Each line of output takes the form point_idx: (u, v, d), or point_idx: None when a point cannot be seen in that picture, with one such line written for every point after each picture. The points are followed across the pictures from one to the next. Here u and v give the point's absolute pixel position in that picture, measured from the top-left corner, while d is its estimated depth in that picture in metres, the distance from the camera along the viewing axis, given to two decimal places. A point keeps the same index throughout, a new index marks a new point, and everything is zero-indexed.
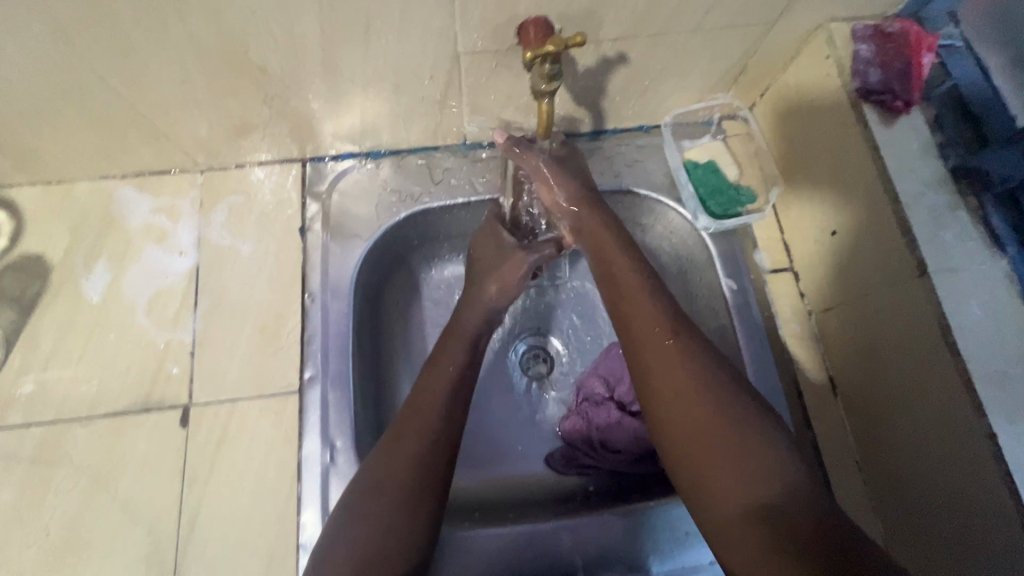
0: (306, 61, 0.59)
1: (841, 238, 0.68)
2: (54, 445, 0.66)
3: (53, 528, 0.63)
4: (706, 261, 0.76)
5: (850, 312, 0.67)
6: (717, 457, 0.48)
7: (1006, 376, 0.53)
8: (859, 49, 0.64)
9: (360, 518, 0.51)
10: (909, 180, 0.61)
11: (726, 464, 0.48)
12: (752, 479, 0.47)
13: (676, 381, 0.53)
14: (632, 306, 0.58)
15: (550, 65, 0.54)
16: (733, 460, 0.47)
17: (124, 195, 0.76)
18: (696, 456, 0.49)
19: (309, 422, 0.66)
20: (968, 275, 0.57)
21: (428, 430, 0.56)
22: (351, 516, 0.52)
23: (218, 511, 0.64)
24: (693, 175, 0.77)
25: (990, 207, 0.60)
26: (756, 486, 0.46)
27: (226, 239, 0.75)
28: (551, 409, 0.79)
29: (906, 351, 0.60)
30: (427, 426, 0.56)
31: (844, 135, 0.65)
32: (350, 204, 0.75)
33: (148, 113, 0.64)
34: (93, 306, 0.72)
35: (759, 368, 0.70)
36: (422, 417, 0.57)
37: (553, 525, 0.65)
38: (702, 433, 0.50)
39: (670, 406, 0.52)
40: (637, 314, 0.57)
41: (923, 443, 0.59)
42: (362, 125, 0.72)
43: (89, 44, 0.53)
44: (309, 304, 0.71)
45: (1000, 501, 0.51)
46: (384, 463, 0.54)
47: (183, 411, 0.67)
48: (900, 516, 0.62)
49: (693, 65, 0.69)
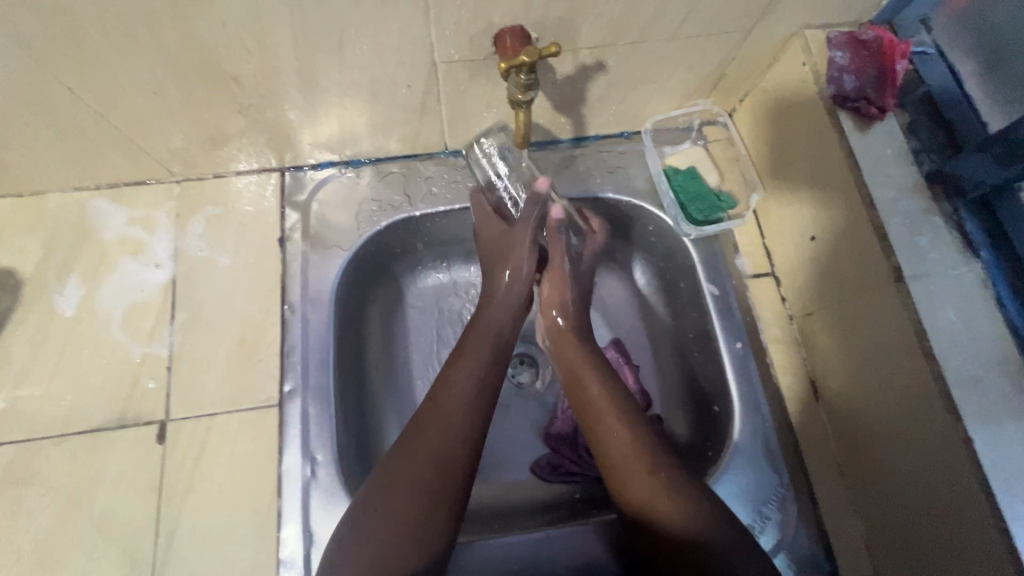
0: (280, 71, 0.59)
1: (820, 243, 0.68)
2: (25, 464, 0.64)
3: (25, 550, 0.61)
4: (688, 265, 0.76)
5: (830, 316, 0.68)
6: (645, 491, 0.54)
7: (981, 380, 0.53)
8: (835, 56, 0.64)
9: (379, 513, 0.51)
10: (885, 186, 0.61)
11: (657, 500, 0.53)
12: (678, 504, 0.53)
13: (611, 427, 0.58)
14: (574, 362, 0.63)
15: (525, 76, 0.54)
16: (663, 495, 0.53)
17: (98, 207, 0.75)
18: (631, 491, 0.55)
19: (290, 436, 0.65)
20: (944, 279, 0.57)
21: (450, 439, 0.55)
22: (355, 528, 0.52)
23: (197, 527, 0.63)
24: (674, 181, 0.77)
25: (963, 211, 0.60)
26: (686, 518, 0.52)
27: (203, 250, 0.74)
28: (537, 416, 0.78)
29: (885, 355, 0.60)
30: (449, 434, 0.55)
31: (821, 140, 0.66)
32: (330, 213, 0.74)
33: (120, 124, 0.63)
34: (67, 320, 0.70)
35: (741, 371, 0.70)
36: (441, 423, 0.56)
37: (536, 534, 0.64)
38: (634, 472, 0.55)
39: (610, 449, 0.57)
40: (578, 367, 0.63)
41: (901, 448, 0.59)
42: (341, 134, 0.71)
43: (55, 56, 0.52)
44: (288, 317, 0.70)
45: (976, 504, 0.51)
46: (395, 468, 0.53)
47: (160, 427, 0.66)
48: (881, 518, 0.63)
49: (671, 72, 0.69)
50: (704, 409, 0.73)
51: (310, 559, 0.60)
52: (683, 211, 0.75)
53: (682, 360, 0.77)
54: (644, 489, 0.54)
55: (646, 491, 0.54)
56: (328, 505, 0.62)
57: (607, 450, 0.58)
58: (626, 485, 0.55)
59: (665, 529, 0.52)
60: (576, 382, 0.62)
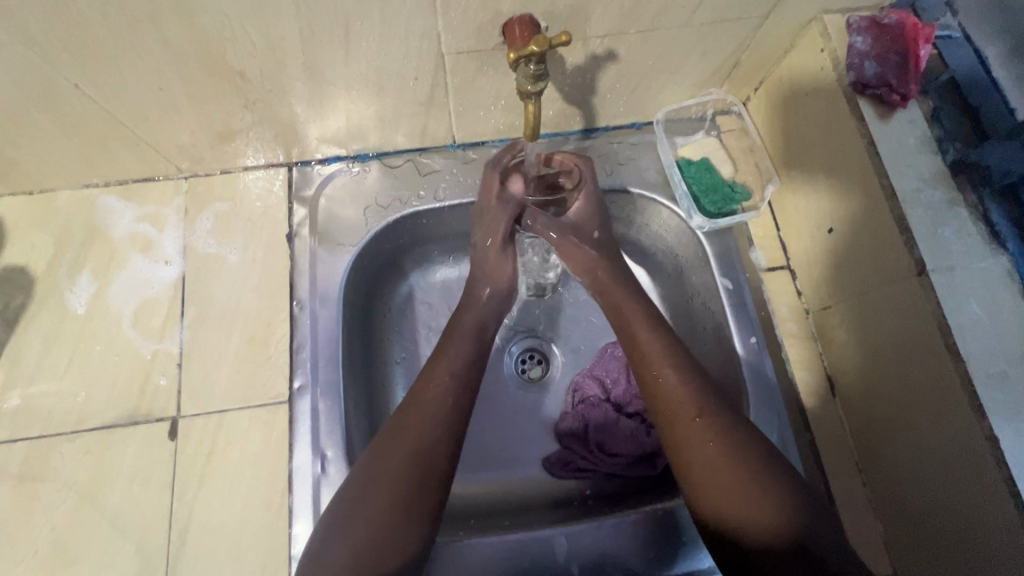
0: (286, 64, 0.58)
1: (838, 236, 0.67)
2: (39, 460, 0.65)
3: (41, 545, 0.62)
4: (701, 258, 0.75)
5: (849, 311, 0.66)
6: (721, 470, 0.52)
7: (1008, 377, 0.52)
8: (855, 41, 0.62)
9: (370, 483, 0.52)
10: (907, 176, 0.59)
11: (729, 478, 0.51)
12: (752, 496, 0.50)
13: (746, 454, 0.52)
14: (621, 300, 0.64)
15: (534, 66, 0.52)
16: (752, 500, 0.50)
17: (108, 204, 0.75)
18: (721, 502, 0.51)
19: (299, 432, 0.64)
20: (968, 273, 0.56)
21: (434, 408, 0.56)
22: (328, 541, 0.50)
23: (209, 522, 0.63)
24: (687, 173, 0.75)
25: (989, 202, 0.58)
26: (770, 522, 0.49)
27: (212, 246, 0.74)
28: (547, 412, 0.77)
29: (906, 350, 0.58)
30: (434, 405, 0.57)
31: (839, 129, 0.64)
32: (338, 209, 0.74)
33: (126, 121, 0.63)
34: (78, 317, 0.70)
35: (753, 362, 0.68)
36: (401, 458, 0.53)
37: (549, 529, 0.64)
38: (736, 485, 0.51)
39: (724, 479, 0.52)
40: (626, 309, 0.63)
41: (919, 444, 0.58)
42: (349, 128, 0.70)
43: (60, 52, 0.51)
44: (297, 312, 0.69)
45: (1001, 505, 0.50)
46: (392, 437, 0.55)
47: (172, 423, 0.66)
48: (902, 518, 0.61)
49: (684, 60, 0.67)
50: None
51: None
52: (696, 203, 0.74)
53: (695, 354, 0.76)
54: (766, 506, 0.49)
55: (745, 505, 0.50)
56: None
57: (724, 483, 0.51)
58: (736, 506, 0.50)
59: (758, 519, 0.49)
60: (674, 414, 0.56)
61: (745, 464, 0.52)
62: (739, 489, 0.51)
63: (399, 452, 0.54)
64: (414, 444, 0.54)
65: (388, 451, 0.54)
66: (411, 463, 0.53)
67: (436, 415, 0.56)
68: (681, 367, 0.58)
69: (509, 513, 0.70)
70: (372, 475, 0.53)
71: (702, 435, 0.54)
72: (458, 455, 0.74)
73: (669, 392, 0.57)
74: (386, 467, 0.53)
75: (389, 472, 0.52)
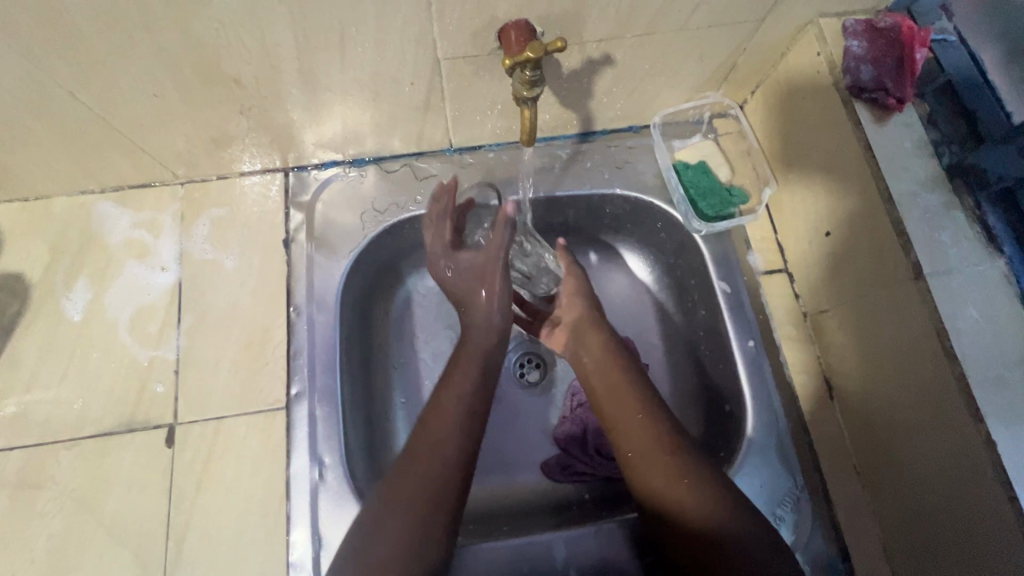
0: (281, 71, 0.57)
1: (835, 239, 0.67)
2: (36, 469, 0.64)
3: (39, 554, 0.62)
4: (698, 261, 0.74)
5: (846, 315, 0.66)
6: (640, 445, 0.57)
7: (1005, 380, 0.52)
8: (851, 45, 0.62)
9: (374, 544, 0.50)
10: (904, 180, 0.59)
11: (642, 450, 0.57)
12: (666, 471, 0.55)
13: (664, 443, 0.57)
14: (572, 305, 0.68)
15: (530, 71, 0.52)
16: (664, 474, 0.55)
17: (104, 210, 0.75)
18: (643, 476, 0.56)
19: (297, 439, 0.64)
20: (965, 277, 0.56)
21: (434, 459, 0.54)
22: None
23: (207, 529, 0.63)
24: (684, 176, 0.75)
25: (986, 205, 0.58)
26: (680, 492, 0.54)
27: (208, 252, 0.74)
28: (546, 416, 0.77)
29: (904, 353, 0.58)
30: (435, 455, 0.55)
31: (835, 133, 0.64)
32: (335, 214, 0.73)
33: (122, 128, 0.63)
34: (75, 324, 0.70)
35: (751, 366, 0.68)
36: (398, 508, 0.52)
37: (548, 535, 0.64)
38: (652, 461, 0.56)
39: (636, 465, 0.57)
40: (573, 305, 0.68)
41: (916, 450, 0.58)
42: (345, 133, 0.70)
43: (54, 60, 0.51)
44: (294, 318, 0.69)
45: (999, 510, 0.50)
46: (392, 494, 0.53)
47: (169, 430, 0.66)
48: (899, 521, 0.61)
49: (681, 64, 0.67)
50: (715, 409, 0.72)
51: (320, 563, 0.60)
52: (693, 207, 0.74)
53: (693, 357, 0.76)
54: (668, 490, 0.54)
55: (662, 478, 0.55)
56: (336, 508, 0.61)
57: (635, 468, 0.57)
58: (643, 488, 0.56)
59: (671, 494, 0.54)
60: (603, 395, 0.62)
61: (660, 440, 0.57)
62: (655, 462, 0.56)
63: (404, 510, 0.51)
64: (419, 497, 0.52)
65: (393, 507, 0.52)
66: (410, 517, 0.51)
67: (442, 468, 0.54)
68: (617, 357, 0.63)
69: (508, 518, 0.70)
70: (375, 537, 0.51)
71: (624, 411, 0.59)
72: None
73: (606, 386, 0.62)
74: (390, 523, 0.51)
75: (394, 529, 0.51)
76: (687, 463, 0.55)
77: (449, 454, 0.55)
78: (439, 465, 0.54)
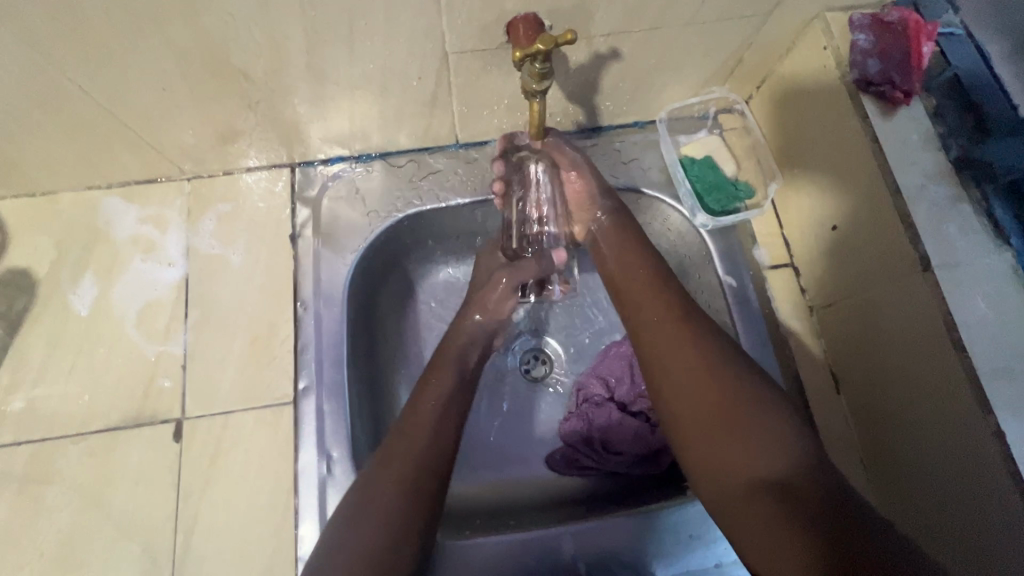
0: (288, 65, 0.58)
1: (841, 233, 0.67)
2: (44, 464, 0.64)
3: (47, 548, 0.62)
4: (704, 256, 0.75)
5: (852, 309, 0.66)
6: (708, 406, 0.52)
7: (1013, 372, 0.52)
8: (858, 39, 0.62)
9: (376, 489, 0.51)
10: (911, 173, 0.59)
11: (712, 414, 0.51)
12: (749, 443, 0.48)
13: (684, 386, 0.53)
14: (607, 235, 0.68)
15: (540, 64, 0.52)
16: (747, 447, 0.48)
17: (110, 206, 0.75)
18: (717, 456, 0.50)
19: (305, 433, 0.65)
20: (973, 270, 0.56)
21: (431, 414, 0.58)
22: (339, 536, 0.49)
23: (215, 524, 0.63)
24: (690, 171, 0.75)
25: (992, 198, 0.59)
26: (768, 469, 0.47)
27: (215, 248, 0.74)
28: (551, 411, 0.77)
29: (912, 344, 0.58)
30: (433, 408, 0.58)
31: (842, 127, 0.64)
32: (341, 209, 0.73)
33: (129, 122, 0.62)
34: (81, 319, 0.70)
35: (758, 361, 0.69)
36: (401, 454, 0.54)
37: (557, 527, 0.64)
38: (721, 429, 0.50)
39: (689, 425, 0.52)
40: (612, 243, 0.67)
41: (917, 417, 0.59)
42: (352, 128, 0.70)
43: (62, 53, 0.51)
44: (301, 314, 0.69)
45: (1007, 502, 0.50)
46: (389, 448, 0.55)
47: (176, 425, 0.66)
48: (907, 513, 0.61)
49: (688, 58, 0.67)
50: None
51: None
52: (699, 202, 0.74)
53: None
54: (736, 455, 0.49)
55: (738, 455, 0.48)
56: None
57: (693, 440, 0.52)
58: (710, 459, 0.50)
59: (755, 475, 0.47)
60: (652, 343, 0.58)
61: (731, 395, 0.51)
62: (727, 427, 0.50)
63: (387, 488, 0.51)
64: (418, 442, 0.55)
65: (375, 492, 0.52)
66: (402, 459, 0.53)
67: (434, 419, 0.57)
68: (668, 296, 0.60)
69: (515, 512, 0.70)
70: (376, 482, 0.52)
71: (682, 368, 0.54)
72: (461, 454, 0.74)
73: (647, 319, 0.59)
74: (374, 479, 0.52)
75: (394, 469, 0.53)
76: (775, 432, 0.49)
77: (438, 407, 0.58)
78: (428, 415, 0.57)
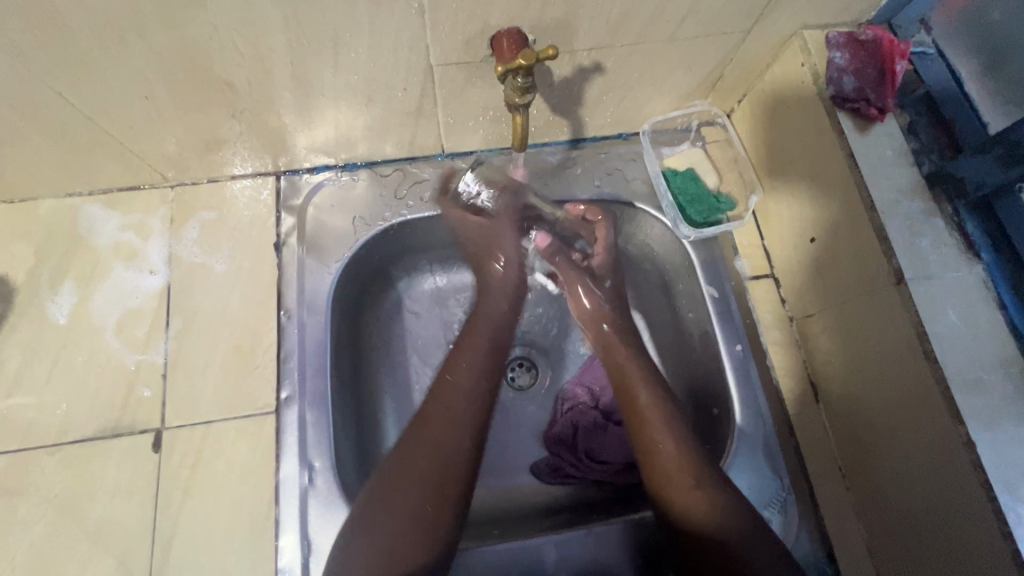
0: (273, 75, 0.58)
1: (820, 244, 0.68)
2: (17, 475, 0.63)
3: (19, 561, 0.61)
4: (687, 266, 0.76)
5: (829, 319, 0.67)
6: (680, 466, 0.58)
7: (983, 382, 0.53)
8: (834, 57, 0.64)
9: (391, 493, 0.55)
10: (886, 188, 0.61)
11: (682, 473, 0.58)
12: (709, 499, 0.57)
13: (664, 445, 0.60)
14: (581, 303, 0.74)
15: (523, 78, 0.53)
16: (710, 501, 0.56)
17: (91, 213, 0.74)
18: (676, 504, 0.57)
19: (286, 443, 0.64)
20: (945, 282, 0.57)
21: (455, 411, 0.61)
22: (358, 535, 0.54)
23: (194, 535, 0.62)
24: (673, 183, 0.76)
25: (963, 212, 0.60)
26: (721, 519, 0.56)
27: (198, 255, 0.73)
28: (537, 419, 0.78)
29: (887, 354, 0.59)
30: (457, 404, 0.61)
31: (820, 141, 0.65)
32: (326, 218, 0.73)
33: (111, 130, 0.62)
34: (59, 328, 0.69)
35: (740, 371, 0.69)
36: (424, 455, 0.57)
37: (542, 537, 0.64)
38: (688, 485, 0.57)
39: (661, 476, 0.59)
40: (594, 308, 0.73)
41: (890, 435, 0.60)
42: (338, 138, 0.70)
43: (44, 62, 0.51)
44: (285, 322, 0.69)
45: (979, 507, 0.51)
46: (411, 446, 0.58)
47: (156, 435, 0.66)
48: (883, 521, 0.62)
49: (670, 72, 0.68)
50: (705, 412, 0.73)
51: (307, 568, 0.59)
52: (682, 213, 0.75)
53: (684, 362, 0.76)
54: (696, 507, 0.56)
55: (694, 505, 0.56)
56: (324, 512, 0.61)
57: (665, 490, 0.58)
58: (675, 504, 0.57)
59: (709, 524, 0.55)
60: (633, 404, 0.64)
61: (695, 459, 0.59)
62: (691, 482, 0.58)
63: (392, 517, 0.54)
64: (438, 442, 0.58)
65: (372, 523, 0.54)
66: (421, 462, 0.57)
67: (458, 413, 0.60)
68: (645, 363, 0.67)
69: (498, 521, 0.70)
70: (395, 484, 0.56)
71: (662, 432, 0.61)
72: None
73: (634, 381, 0.65)
74: (390, 481, 0.56)
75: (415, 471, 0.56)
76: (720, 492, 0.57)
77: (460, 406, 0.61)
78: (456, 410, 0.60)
